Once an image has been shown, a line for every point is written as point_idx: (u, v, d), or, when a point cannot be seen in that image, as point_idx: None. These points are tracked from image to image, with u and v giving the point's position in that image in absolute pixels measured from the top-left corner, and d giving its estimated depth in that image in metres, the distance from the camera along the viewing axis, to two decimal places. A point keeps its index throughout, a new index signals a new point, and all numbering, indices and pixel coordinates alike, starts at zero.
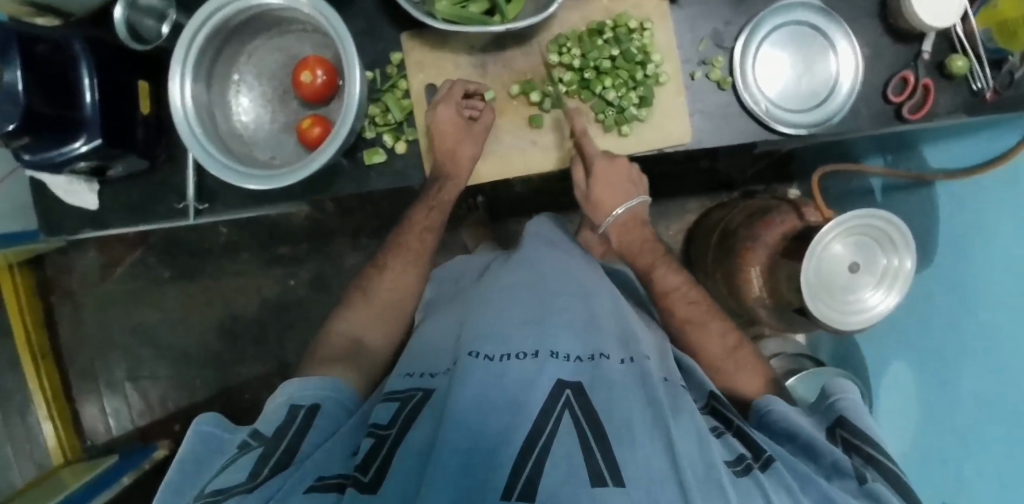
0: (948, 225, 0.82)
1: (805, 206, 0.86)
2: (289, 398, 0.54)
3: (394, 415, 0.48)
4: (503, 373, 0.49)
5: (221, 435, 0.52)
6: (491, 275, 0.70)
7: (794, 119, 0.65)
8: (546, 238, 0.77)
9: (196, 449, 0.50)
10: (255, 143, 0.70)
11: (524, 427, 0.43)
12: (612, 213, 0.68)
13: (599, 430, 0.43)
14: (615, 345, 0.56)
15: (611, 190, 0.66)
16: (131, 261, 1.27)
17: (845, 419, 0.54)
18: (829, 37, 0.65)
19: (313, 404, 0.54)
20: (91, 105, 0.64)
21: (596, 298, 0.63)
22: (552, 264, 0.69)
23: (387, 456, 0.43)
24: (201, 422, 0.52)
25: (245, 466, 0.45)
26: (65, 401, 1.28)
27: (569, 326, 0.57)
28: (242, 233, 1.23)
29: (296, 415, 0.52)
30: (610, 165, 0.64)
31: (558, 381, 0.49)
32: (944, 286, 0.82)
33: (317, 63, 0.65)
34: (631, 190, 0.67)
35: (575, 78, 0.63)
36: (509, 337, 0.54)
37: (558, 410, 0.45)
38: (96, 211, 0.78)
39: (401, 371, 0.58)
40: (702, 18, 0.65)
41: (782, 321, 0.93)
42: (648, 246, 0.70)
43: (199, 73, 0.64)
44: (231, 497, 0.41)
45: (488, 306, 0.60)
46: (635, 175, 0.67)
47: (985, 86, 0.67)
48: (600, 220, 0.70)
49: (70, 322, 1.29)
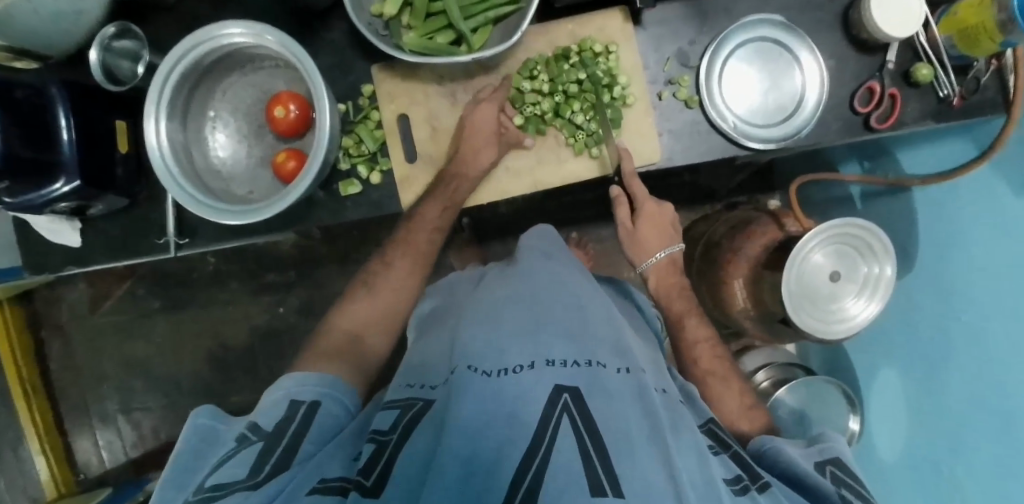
0: (927, 230, 0.82)
1: (785, 216, 0.86)
2: (288, 394, 0.53)
3: (396, 422, 0.46)
4: (502, 387, 0.44)
5: (218, 428, 0.51)
6: (487, 281, 0.66)
7: (763, 134, 0.66)
8: (543, 247, 0.71)
9: (195, 444, 0.49)
10: (233, 178, 0.70)
11: (522, 440, 0.39)
12: (654, 255, 0.77)
13: (599, 442, 0.39)
14: (611, 353, 0.52)
15: (655, 231, 0.77)
16: (120, 294, 1.27)
17: (838, 460, 0.53)
18: (793, 53, 0.66)
19: (313, 401, 0.53)
20: (68, 147, 0.64)
21: (591, 302, 0.60)
22: (545, 266, 0.65)
23: (387, 464, 0.40)
24: (198, 414, 0.51)
25: (245, 461, 0.43)
26: (57, 434, 1.28)
27: (566, 331, 0.52)
28: (231, 262, 1.23)
29: (296, 411, 0.51)
30: (657, 211, 0.77)
31: (556, 386, 0.44)
32: (926, 291, 0.82)
33: (290, 98, 0.66)
34: (673, 237, 0.78)
35: (545, 103, 0.64)
36: (505, 349, 0.49)
37: (557, 413, 0.42)
38: (79, 249, 0.78)
39: (401, 381, 0.55)
40: (666, 39, 0.66)
41: (769, 332, 0.93)
42: (684, 294, 0.77)
43: (173, 112, 0.65)
44: (230, 495, 0.40)
45: (482, 313, 0.56)
46: (674, 227, 0.79)
47: (951, 92, 0.68)
48: (641, 262, 0.78)
49: (60, 355, 1.29)
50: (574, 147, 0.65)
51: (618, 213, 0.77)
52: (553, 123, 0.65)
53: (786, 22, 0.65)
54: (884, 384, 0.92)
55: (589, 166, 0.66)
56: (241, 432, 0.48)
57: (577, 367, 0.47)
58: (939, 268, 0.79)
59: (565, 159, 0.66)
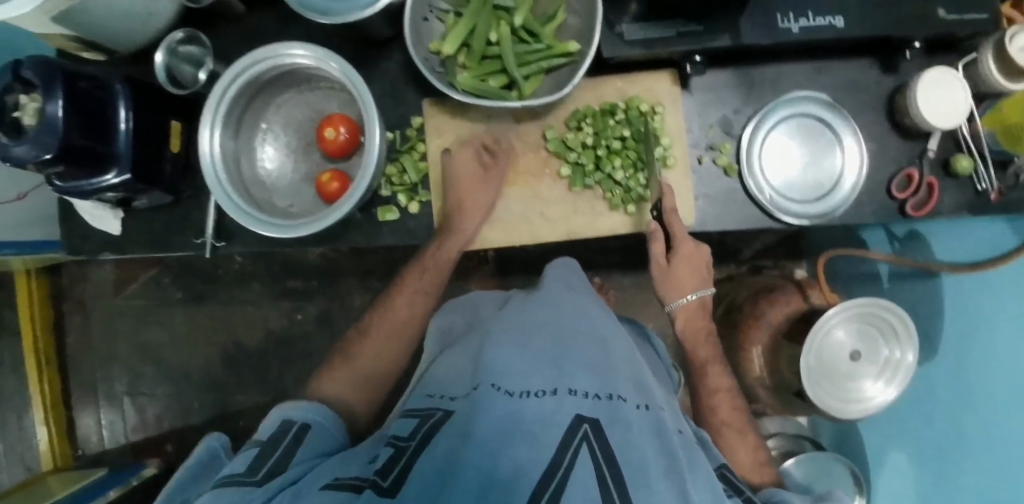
0: (953, 320, 0.81)
1: (810, 288, 0.87)
2: (281, 415, 0.58)
3: (416, 429, 0.48)
4: (521, 410, 0.44)
5: (222, 459, 0.59)
6: (509, 307, 0.67)
7: (799, 209, 0.66)
8: (566, 280, 0.72)
9: (194, 468, 0.57)
10: (276, 190, 0.72)
11: (540, 462, 0.39)
12: (686, 296, 0.67)
13: (617, 470, 0.39)
14: (632, 388, 0.51)
15: (689, 273, 0.66)
16: (144, 280, 1.30)
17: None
18: (836, 132, 0.67)
19: (304, 423, 0.56)
20: (123, 141, 0.67)
21: (613, 337, 0.60)
22: (571, 298, 0.66)
23: (406, 467, 0.42)
24: (210, 439, 0.60)
25: (243, 463, 0.49)
26: (62, 408, 1.30)
27: (589, 363, 0.52)
28: (256, 264, 1.26)
29: (287, 429, 0.55)
30: (696, 249, 0.65)
31: (577, 415, 0.44)
32: (948, 381, 0.80)
33: (341, 121, 0.69)
34: (706, 279, 0.68)
35: (588, 155, 0.65)
36: (527, 373, 0.49)
37: (576, 441, 0.41)
38: (118, 237, 0.80)
39: (422, 393, 0.57)
40: (712, 105, 0.67)
41: (780, 401, 0.92)
42: (710, 337, 0.71)
43: (228, 123, 0.68)
44: (233, 484, 0.46)
45: (506, 336, 0.56)
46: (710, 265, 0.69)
47: (989, 186, 0.67)
48: (672, 300, 0.68)
49: (77, 331, 1.31)
50: (610, 201, 0.66)
51: (653, 246, 0.65)
52: (592, 176, 0.66)
53: (832, 102, 0.66)
54: (893, 466, 0.90)
55: (623, 221, 0.67)
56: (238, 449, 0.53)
57: (598, 400, 0.47)
58: (962, 358, 0.79)
59: (600, 212, 0.67)
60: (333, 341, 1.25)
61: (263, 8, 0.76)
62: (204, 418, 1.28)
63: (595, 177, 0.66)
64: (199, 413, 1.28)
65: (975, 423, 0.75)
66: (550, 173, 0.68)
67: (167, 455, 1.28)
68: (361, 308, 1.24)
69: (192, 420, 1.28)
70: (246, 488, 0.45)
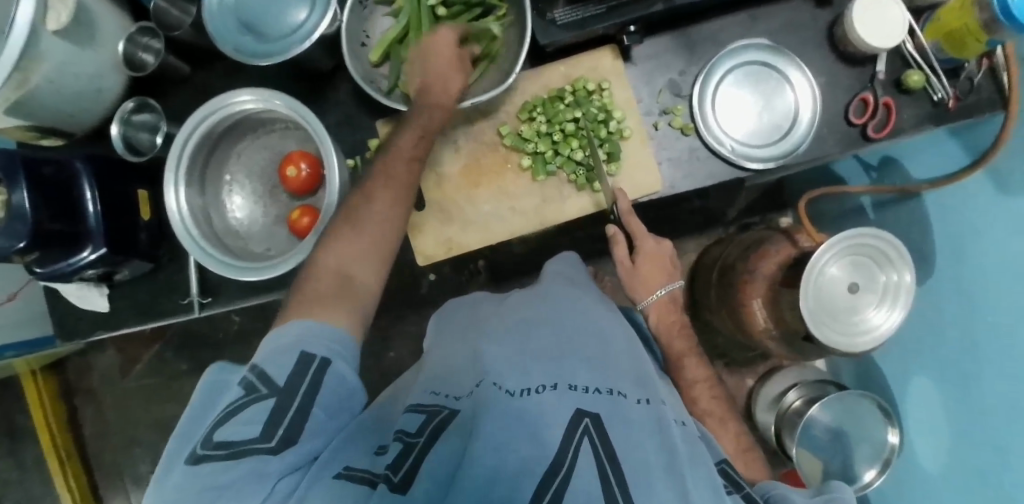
0: (941, 234, 0.82)
1: (797, 233, 0.87)
2: (298, 340, 0.48)
3: (422, 426, 0.47)
4: (523, 409, 0.44)
5: (229, 380, 0.50)
6: (508, 304, 0.68)
7: (761, 154, 0.67)
8: (566, 274, 0.74)
9: (204, 397, 0.49)
10: (251, 237, 0.73)
11: (543, 461, 0.39)
12: (656, 293, 0.71)
13: (619, 471, 0.39)
14: (632, 383, 0.52)
15: (653, 270, 0.71)
16: (148, 357, 1.31)
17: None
18: (781, 72, 0.67)
19: (325, 358, 0.48)
20: (94, 217, 0.68)
21: (610, 331, 0.60)
22: (568, 293, 0.67)
23: (415, 463, 0.42)
24: (212, 369, 0.50)
25: (253, 420, 0.42)
26: (92, 499, 1.30)
27: (589, 360, 0.53)
28: (255, 319, 1.27)
29: (306, 366, 0.47)
30: (658, 247, 0.71)
31: (577, 410, 0.44)
32: (950, 297, 0.80)
33: (300, 157, 0.69)
34: (673, 274, 0.72)
35: (545, 143, 0.66)
36: (530, 370, 0.50)
37: (578, 435, 0.42)
38: (108, 313, 0.80)
39: (428, 389, 0.56)
40: (657, 71, 0.68)
41: (794, 351, 0.92)
42: (684, 332, 0.72)
43: (191, 180, 0.68)
44: (244, 456, 0.39)
45: (507, 337, 0.57)
46: (675, 262, 0.73)
47: (945, 95, 0.67)
48: (642, 298, 0.72)
49: (91, 420, 1.31)
50: (576, 183, 0.67)
51: (615, 250, 0.70)
52: (553, 161, 0.66)
53: (772, 44, 0.67)
54: (919, 396, 0.89)
55: (593, 199, 0.67)
56: (249, 380, 0.45)
57: (598, 394, 0.47)
58: (959, 273, 0.78)
59: (568, 195, 0.67)
60: None
61: (208, 65, 0.77)
62: None
63: (556, 162, 0.66)
64: None
65: (987, 341, 0.73)
66: (513, 167, 0.68)
67: None
68: None
69: None
70: (260, 457, 0.40)
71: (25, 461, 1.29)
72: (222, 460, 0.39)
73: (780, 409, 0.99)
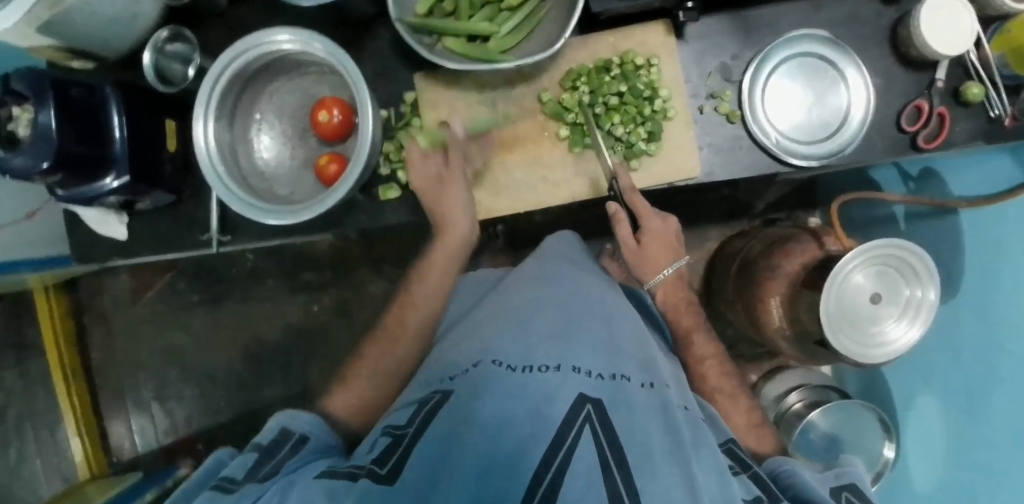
0: (972, 255, 0.80)
1: (825, 234, 0.86)
2: (281, 424, 0.58)
3: (411, 418, 0.49)
4: (525, 384, 0.45)
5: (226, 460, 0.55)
6: (507, 287, 0.68)
7: (806, 151, 0.65)
8: (568, 256, 0.74)
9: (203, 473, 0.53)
10: (275, 179, 0.72)
11: (545, 437, 0.40)
12: (663, 273, 0.68)
13: (620, 454, 0.39)
14: (636, 368, 0.52)
15: (657, 251, 0.67)
16: (161, 286, 1.32)
17: (856, 487, 0.51)
18: (840, 69, 0.64)
19: (303, 434, 0.57)
20: (120, 144, 0.65)
21: (620, 317, 0.60)
22: (572, 273, 0.68)
23: (402, 458, 0.43)
24: (216, 455, 0.55)
25: (240, 471, 0.49)
26: (93, 418, 1.33)
27: (593, 342, 0.53)
28: (269, 260, 1.28)
29: (287, 441, 0.56)
30: (662, 225, 0.67)
31: (580, 395, 0.44)
32: (972, 318, 0.79)
33: (333, 103, 0.68)
34: (677, 251, 0.69)
35: (586, 114, 0.64)
36: (533, 350, 0.50)
37: (579, 421, 0.41)
38: (125, 241, 0.80)
39: (423, 378, 0.58)
40: (709, 53, 0.66)
41: (804, 353, 0.92)
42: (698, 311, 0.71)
43: (221, 113, 0.67)
44: (232, 491, 0.45)
45: (511, 317, 0.58)
46: (679, 238, 0.70)
47: (1002, 112, 0.64)
48: (649, 278, 0.69)
49: (100, 341, 1.34)
50: (612, 160, 0.65)
51: (618, 229, 0.66)
52: (591, 134, 0.65)
53: (834, 39, 0.64)
54: (921, 412, 0.89)
55: None
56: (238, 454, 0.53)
57: (602, 379, 0.47)
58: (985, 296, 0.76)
59: (603, 172, 0.66)
60: (351, 328, 1.27)
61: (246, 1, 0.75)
62: (231, 416, 1.31)
63: (594, 135, 0.65)
64: (226, 410, 1.31)
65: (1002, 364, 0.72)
66: (550, 136, 0.67)
67: (199, 455, 1.31)
68: (377, 294, 1.26)
69: (220, 419, 1.31)
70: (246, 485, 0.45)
71: (31, 373, 1.32)
72: (217, 493, 0.45)
73: (780, 410, 0.99)
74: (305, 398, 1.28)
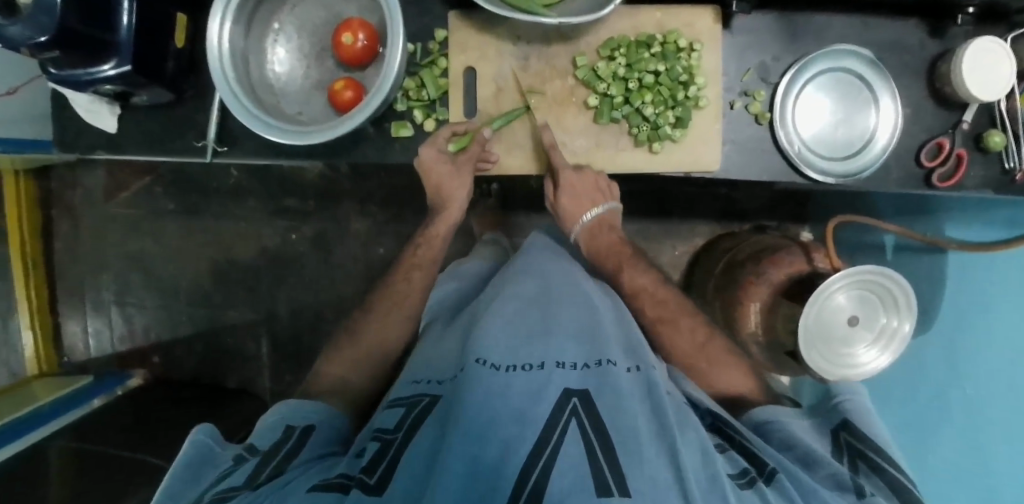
0: (951, 298, 0.81)
1: (815, 251, 0.87)
2: (283, 418, 0.57)
3: (402, 419, 0.49)
4: (509, 383, 0.45)
5: (214, 446, 0.52)
6: (496, 279, 0.68)
7: (825, 167, 0.65)
8: (549, 246, 0.73)
9: (191, 457, 0.51)
10: (284, 95, 0.69)
11: (529, 438, 0.40)
12: (582, 218, 0.70)
13: (606, 441, 0.40)
14: (621, 354, 0.52)
15: (576, 203, 0.68)
16: (136, 189, 1.27)
17: (851, 427, 0.55)
18: (874, 91, 0.64)
19: (307, 425, 0.56)
20: (126, 30, 0.59)
21: (600, 304, 0.61)
22: (555, 265, 0.67)
23: (391, 464, 0.43)
24: (197, 432, 0.54)
25: (241, 473, 0.47)
26: (48, 313, 1.29)
27: (577, 332, 0.53)
28: (254, 180, 1.24)
29: (291, 434, 0.54)
30: (578, 178, 0.65)
31: (565, 390, 0.45)
32: (936, 355, 0.82)
33: (359, 26, 0.64)
34: (598, 197, 0.68)
35: (618, 87, 0.63)
36: (516, 347, 0.50)
37: (565, 417, 0.42)
38: (114, 135, 0.76)
39: (408, 379, 0.58)
40: (751, 49, 0.65)
41: (771, 362, 0.94)
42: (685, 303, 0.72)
43: (239, 15, 0.63)
44: (234, 496, 0.43)
45: (495, 311, 0.57)
46: (602, 180, 0.68)
47: (1016, 166, 0.64)
48: (572, 223, 0.72)
49: (65, 236, 1.29)
50: (635, 138, 0.65)
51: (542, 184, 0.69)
52: (620, 109, 0.64)
53: (875, 59, 0.63)
54: None
55: (646, 158, 0.65)
56: (239, 453, 0.51)
57: (587, 370, 0.48)
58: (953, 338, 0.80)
59: (623, 148, 0.65)
60: (327, 263, 1.25)
61: None
62: (192, 332, 1.29)
63: (622, 110, 0.64)
64: (187, 326, 1.29)
65: None
66: (577, 103, 0.65)
67: (154, 366, 1.29)
68: (359, 233, 1.24)
69: (180, 334, 1.29)
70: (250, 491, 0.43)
71: None
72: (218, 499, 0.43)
73: None
74: (269, 324, 1.27)
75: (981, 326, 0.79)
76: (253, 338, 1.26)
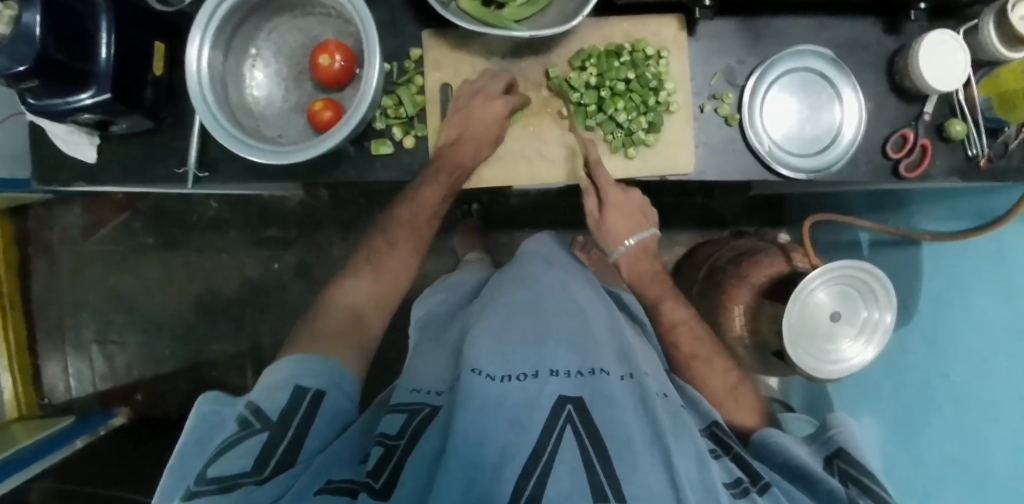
0: (931, 286, 0.82)
1: (794, 251, 0.89)
2: (291, 376, 0.55)
3: (404, 427, 0.48)
4: (504, 393, 0.45)
5: (223, 412, 0.54)
6: (490, 290, 0.67)
7: (796, 163, 0.66)
8: (543, 255, 0.73)
9: (201, 428, 0.52)
10: (264, 119, 0.70)
11: (525, 447, 0.41)
12: (624, 242, 0.70)
13: (601, 449, 0.41)
14: (615, 359, 0.53)
15: (623, 220, 0.69)
16: (115, 225, 1.25)
17: (843, 451, 0.55)
18: (836, 88, 0.67)
19: (318, 388, 0.55)
20: (105, 60, 0.60)
21: (592, 310, 0.61)
22: (547, 274, 0.67)
23: (398, 466, 0.43)
24: (203, 402, 0.54)
25: (249, 451, 0.46)
26: (27, 355, 1.26)
27: (569, 341, 0.53)
28: (234, 210, 1.23)
29: (301, 397, 0.53)
30: (625, 196, 0.68)
31: (559, 398, 0.45)
32: (918, 346, 0.83)
33: (337, 48, 0.66)
34: (642, 222, 0.71)
35: (591, 96, 0.65)
36: (509, 357, 0.50)
37: (560, 425, 0.43)
38: (93, 165, 0.75)
39: (408, 385, 0.57)
40: (716, 55, 0.68)
41: (760, 363, 0.95)
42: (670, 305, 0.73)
43: (217, 41, 0.64)
44: (238, 488, 0.43)
45: (488, 320, 0.57)
46: (645, 209, 0.71)
47: (980, 152, 0.67)
48: (611, 249, 0.71)
49: (43, 275, 1.27)
50: (611, 144, 0.67)
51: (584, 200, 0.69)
52: (594, 117, 0.66)
53: (836, 58, 0.66)
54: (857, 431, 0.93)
55: (622, 164, 0.67)
56: (245, 415, 0.50)
57: (580, 378, 0.48)
58: (933, 325, 0.81)
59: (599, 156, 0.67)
60: (312, 291, 1.24)
61: None
62: (175, 368, 1.26)
63: (597, 118, 0.66)
64: (170, 362, 1.26)
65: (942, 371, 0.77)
66: (553, 113, 0.67)
67: (137, 405, 1.26)
68: (342, 259, 1.23)
69: (162, 369, 1.26)
70: (247, 488, 0.43)
71: None
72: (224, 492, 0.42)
73: None
74: (254, 356, 1.25)
75: (969, 314, 0.74)
76: (237, 371, 1.24)
